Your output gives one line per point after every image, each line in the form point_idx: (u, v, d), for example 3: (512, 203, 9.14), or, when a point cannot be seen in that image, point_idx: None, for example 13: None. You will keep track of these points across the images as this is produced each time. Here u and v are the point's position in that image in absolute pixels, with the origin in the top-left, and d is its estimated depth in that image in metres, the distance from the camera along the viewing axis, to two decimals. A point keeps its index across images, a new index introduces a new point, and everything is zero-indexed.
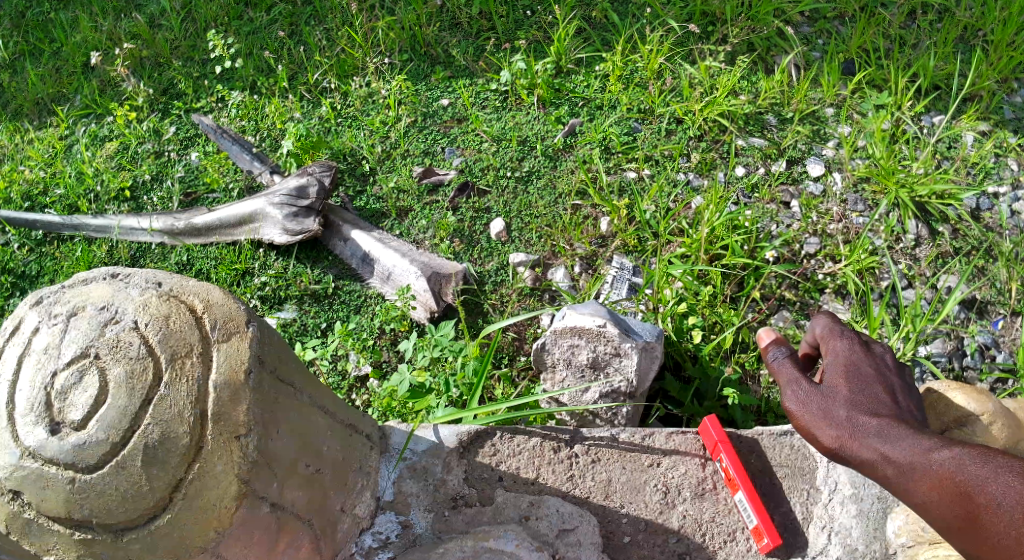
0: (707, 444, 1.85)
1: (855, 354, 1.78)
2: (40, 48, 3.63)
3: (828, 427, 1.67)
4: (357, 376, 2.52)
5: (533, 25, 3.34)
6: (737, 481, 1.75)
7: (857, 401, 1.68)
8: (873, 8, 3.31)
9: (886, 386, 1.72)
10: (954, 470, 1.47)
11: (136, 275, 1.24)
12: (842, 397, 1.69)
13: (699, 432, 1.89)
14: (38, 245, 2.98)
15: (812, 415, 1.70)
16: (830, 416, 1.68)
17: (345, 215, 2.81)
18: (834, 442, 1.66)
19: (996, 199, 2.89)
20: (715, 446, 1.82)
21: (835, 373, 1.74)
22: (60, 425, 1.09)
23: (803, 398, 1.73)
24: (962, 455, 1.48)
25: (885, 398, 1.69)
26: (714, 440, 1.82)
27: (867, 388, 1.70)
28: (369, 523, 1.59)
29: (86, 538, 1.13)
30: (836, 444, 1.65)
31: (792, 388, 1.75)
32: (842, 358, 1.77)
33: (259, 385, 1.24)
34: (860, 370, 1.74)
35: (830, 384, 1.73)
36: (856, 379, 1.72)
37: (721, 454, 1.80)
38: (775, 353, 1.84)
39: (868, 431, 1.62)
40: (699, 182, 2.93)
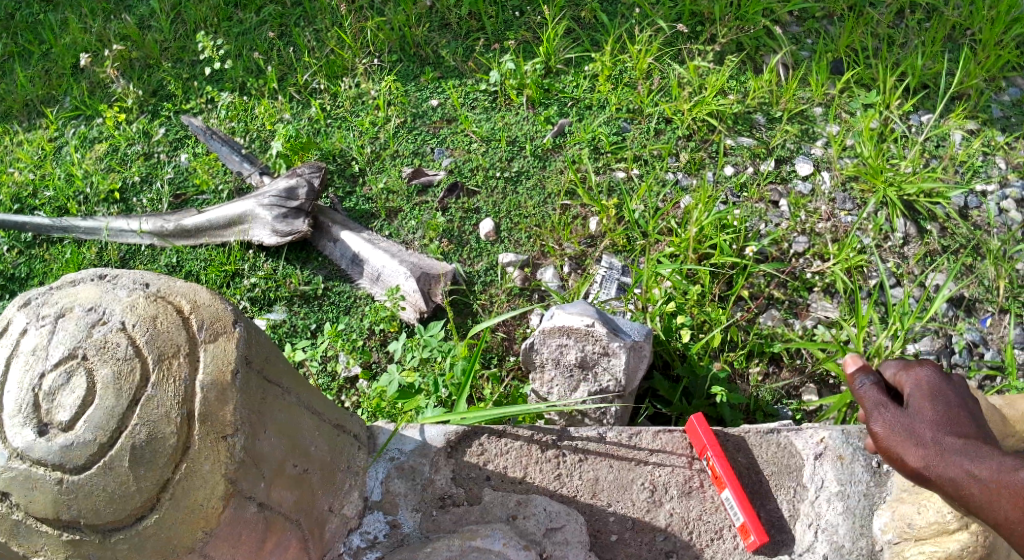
0: (694, 442, 1.87)
1: (940, 374, 1.63)
2: (29, 50, 3.62)
3: (914, 448, 1.54)
4: (347, 376, 2.52)
5: (523, 26, 3.35)
6: (723, 479, 1.77)
7: (943, 419, 1.55)
8: (861, 8, 3.33)
9: (972, 407, 1.59)
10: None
11: (124, 276, 1.25)
12: (927, 417, 1.56)
13: (686, 430, 1.90)
14: (27, 247, 2.98)
15: (898, 436, 1.57)
16: (917, 437, 1.55)
17: (334, 216, 2.81)
18: (920, 463, 1.53)
19: (984, 197, 2.90)
20: (702, 445, 1.84)
21: (919, 393, 1.60)
22: (48, 426, 1.10)
23: (889, 419, 1.60)
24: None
25: (971, 418, 1.56)
26: (701, 439, 1.84)
27: (953, 409, 1.57)
28: (357, 523, 1.60)
29: (74, 539, 1.13)
30: (923, 466, 1.53)
31: (877, 409, 1.62)
32: (928, 378, 1.62)
33: (246, 385, 1.25)
34: (946, 391, 1.60)
35: (916, 404, 1.59)
36: (943, 400, 1.58)
37: (708, 452, 1.81)
38: (862, 377, 1.67)
39: (954, 451, 1.50)
40: (688, 181, 2.94)
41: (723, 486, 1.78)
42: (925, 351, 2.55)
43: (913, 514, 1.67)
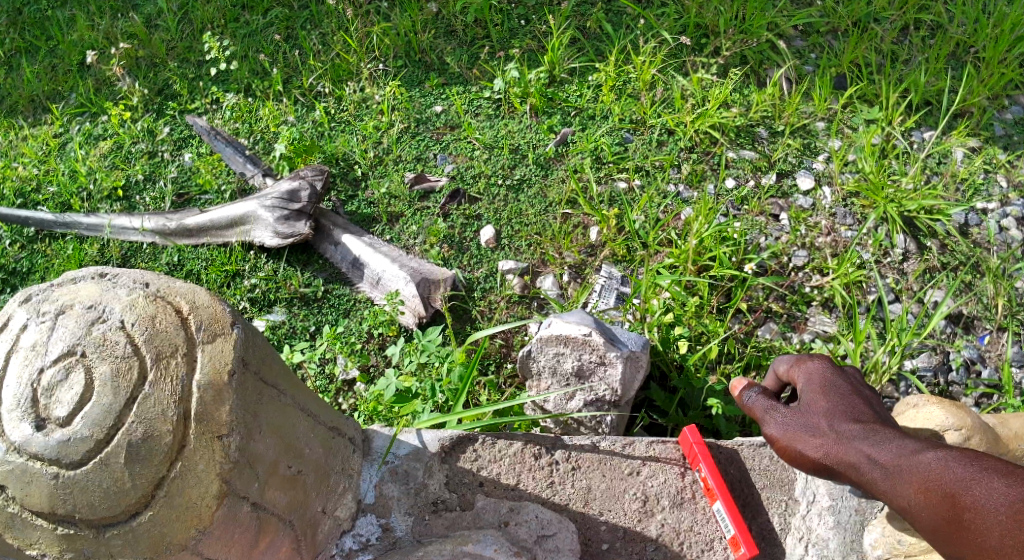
0: (687, 453, 1.88)
1: (830, 371, 1.72)
2: (36, 46, 3.64)
3: (816, 441, 1.61)
4: (345, 379, 2.53)
5: (528, 34, 3.38)
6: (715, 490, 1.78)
7: (837, 411, 1.63)
8: (865, 24, 3.35)
9: (866, 399, 1.68)
10: (939, 471, 1.41)
11: (124, 275, 1.26)
12: (823, 413, 1.64)
13: (679, 441, 1.91)
14: (30, 243, 2.99)
15: (800, 433, 1.64)
16: (813, 430, 1.63)
17: (336, 219, 2.83)
18: (823, 455, 1.59)
19: (984, 216, 2.92)
20: (694, 456, 1.84)
21: (811, 392, 1.69)
22: (45, 422, 1.10)
23: (788, 419, 1.68)
24: (947, 457, 1.42)
25: (867, 408, 1.64)
26: (693, 448, 1.85)
27: (849, 403, 1.65)
28: (350, 525, 1.60)
29: (69, 533, 1.14)
30: (824, 459, 1.59)
31: (772, 413, 1.71)
32: (816, 375, 1.72)
33: (242, 386, 1.25)
34: (835, 384, 1.69)
35: (808, 401, 1.68)
36: (835, 393, 1.67)
37: (700, 462, 1.82)
38: (748, 386, 1.78)
39: (852, 438, 1.57)
40: (689, 194, 2.95)
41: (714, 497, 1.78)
42: (922, 368, 2.55)
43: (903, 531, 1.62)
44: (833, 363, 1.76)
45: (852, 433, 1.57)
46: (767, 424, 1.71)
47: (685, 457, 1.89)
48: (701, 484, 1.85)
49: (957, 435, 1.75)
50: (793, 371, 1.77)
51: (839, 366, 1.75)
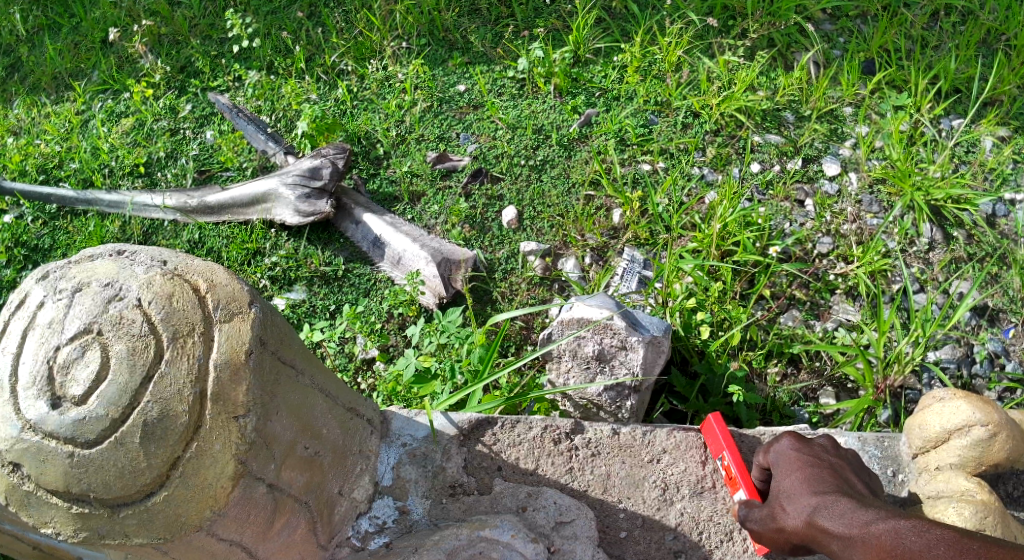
0: (709, 439, 1.83)
1: (794, 448, 1.67)
2: (59, 22, 3.61)
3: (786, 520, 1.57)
4: (364, 358, 2.53)
5: (552, 14, 3.31)
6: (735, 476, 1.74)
7: (794, 487, 1.59)
8: (897, 7, 3.26)
9: (832, 469, 1.63)
10: (892, 542, 1.39)
11: (142, 254, 1.25)
12: (786, 496, 1.59)
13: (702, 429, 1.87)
14: (51, 219, 3.00)
15: (771, 520, 1.60)
16: (777, 513, 1.59)
17: (357, 198, 2.82)
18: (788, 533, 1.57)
19: (1013, 206, 2.85)
20: (717, 441, 1.80)
21: (777, 476, 1.65)
22: (61, 400, 1.09)
23: (762, 510, 1.63)
24: (899, 527, 1.40)
25: (830, 478, 1.59)
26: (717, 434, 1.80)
27: (812, 479, 1.59)
28: (367, 507, 1.58)
29: (83, 512, 1.13)
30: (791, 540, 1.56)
31: (755, 508, 1.65)
32: (780, 457, 1.68)
33: (259, 366, 1.24)
34: (797, 461, 1.64)
35: (775, 486, 1.64)
36: (797, 470, 1.62)
37: (723, 449, 1.78)
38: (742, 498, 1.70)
39: (811, 514, 1.53)
40: (714, 177, 2.90)
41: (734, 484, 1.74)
42: (945, 360, 2.51)
43: None
44: (797, 436, 1.71)
45: (807, 509, 1.54)
46: (746, 524, 1.66)
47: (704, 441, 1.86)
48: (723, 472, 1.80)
49: (983, 430, 1.72)
50: (767, 458, 1.71)
51: (800, 441, 1.70)
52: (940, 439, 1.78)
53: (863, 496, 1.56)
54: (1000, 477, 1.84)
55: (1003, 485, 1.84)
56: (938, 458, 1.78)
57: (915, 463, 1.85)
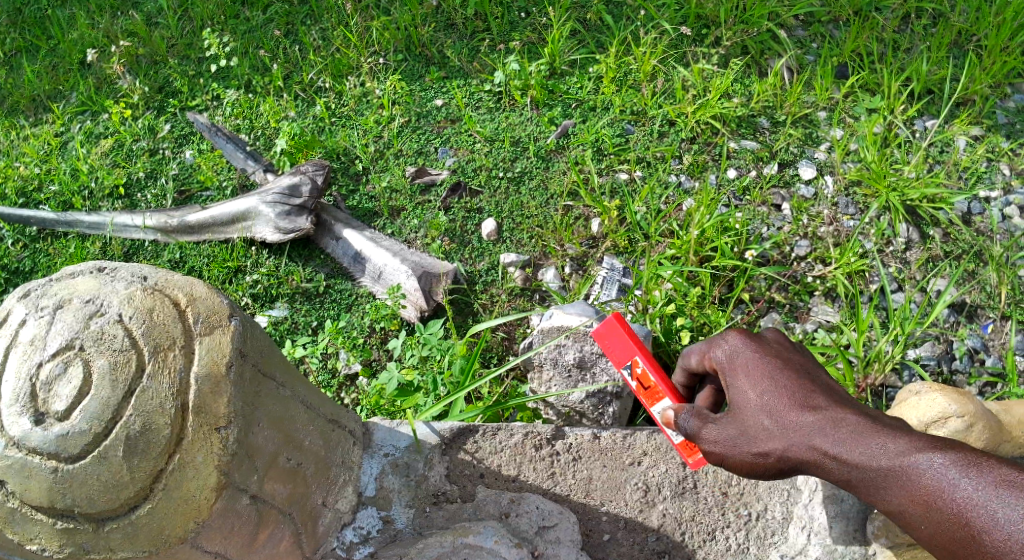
0: (612, 345, 1.70)
1: (755, 349, 1.43)
2: (36, 45, 3.62)
3: (771, 443, 1.34)
4: (347, 374, 2.54)
5: (528, 27, 3.35)
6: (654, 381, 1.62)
7: (775, 401, 1.36)
8: (867, 12, 3.32)
9: (802, 370, 1.41)
10: (938, 482, 1.19)
11: (122, 270, 1.26)
12: (762, 410, 1.36)
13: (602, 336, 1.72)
14: (32, 242, 3.00)
15: (744, 439, 1.37)
16: (757, 435, 1.35)
17: (337, 214, 2.84)
18: (773, 457, 1.34)
19: (988, 204, 2.90)
20: (626, 345, 1.67)
21: (742, 383, 1.41)
22: (44, 416, 1.10)
23: (730, 426, 1.39)
24: (943, 463, 1.20)
25: (810, 384, 1.38)
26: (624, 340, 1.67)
27: (795, 389, 1.36)
28: (351, 518, 1.60)
29: (69, 527, 1.14)
30: (774, 465, 1.34)
31: (716, 423, 1.41)
32: (739, 360, 1.44)
33: (240, 377, 1.25)
34: (761, 365, 1.41)
35: (743, 398, 1.39)
36: (769, 379, 1.38)
37: (635, 353, 1.65)
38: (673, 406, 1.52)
39: (811, 437, 1.30)
40: (690, 184, 2.94)
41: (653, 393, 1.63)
42: (925, 357, 2.55)
43: None
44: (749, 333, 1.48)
45: (806, 432, 1.31)
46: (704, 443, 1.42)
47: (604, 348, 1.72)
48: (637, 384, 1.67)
49: (960, 421, 1.74)
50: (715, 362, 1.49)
51: (753, 338, 1.47)
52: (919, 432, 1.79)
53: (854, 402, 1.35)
54: None
55: None
56: None
57: None
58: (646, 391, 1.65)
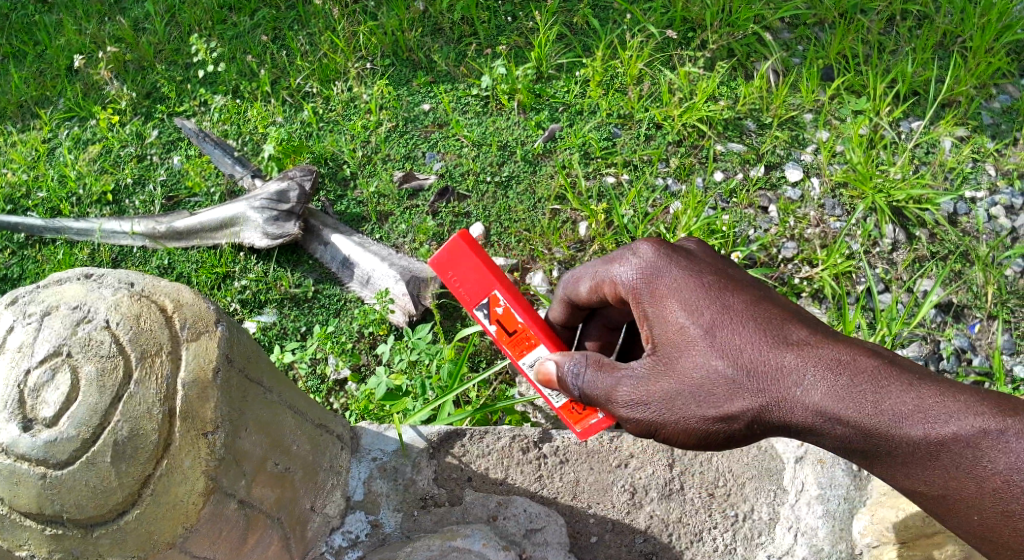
0: (460, 273, 1.60)
1: (690, 277, 1.39)
2: (23, 50, 3.60)
3: (743, 402, 1.31)
4: (336, 379, 2.54)
5: (515, 31, 3.37)
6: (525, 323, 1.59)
7: (738, 348, 1.33)
8: (852, 15, 3.35)
9: (728, 289, 1.40)
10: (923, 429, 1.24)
11: (109, 276, 1.26)
12: (724, 356, 1.32)
13: (444, 259, 1.60)
14: (20, 248, 2.99)
15: (707, 402, 1.32)
16: (722, 382, 1.31)
17: (326, 219, 2.84)
18: (740, 416, 1.32)
19: (973, 204, 2.93)
20: (480, 274, 1.59)
21: (683, 326, 1.35)
22: (32, 422, 1.10)
23: (683, 380, 1.33)
24: (923, 406, 1.24)
25: (764, 322, 1.36)
26: (480, 271, 1.58)
27: (752, 330, 1.35)
28: (339, 522, 1.60)
29: (57, 533, 1.15)
30: (744, 424, 1.32)
31: (664, 380, 1.35)
32: (670, 301, 1.38)
33: (226, 383, 1.26)
34: (699, 292, 1.37)
35: (690, 333, 1.35)
36: (716, 311, 1.35)
37: (495, 285, 1.59)
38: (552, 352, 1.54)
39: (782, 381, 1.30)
40: (678, 187, 2.96)
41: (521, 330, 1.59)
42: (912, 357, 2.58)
43: (892, 518, 1.67)
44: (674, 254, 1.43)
45: (789, 386, 1.30)
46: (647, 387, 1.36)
47: (447, 277, 1.61)
48: (496, 321, 1.61)
49: None
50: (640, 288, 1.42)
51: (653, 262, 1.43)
52: None
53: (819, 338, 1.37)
54: None
55: None
56: None
57: None
58: (511, 327, 1.60)
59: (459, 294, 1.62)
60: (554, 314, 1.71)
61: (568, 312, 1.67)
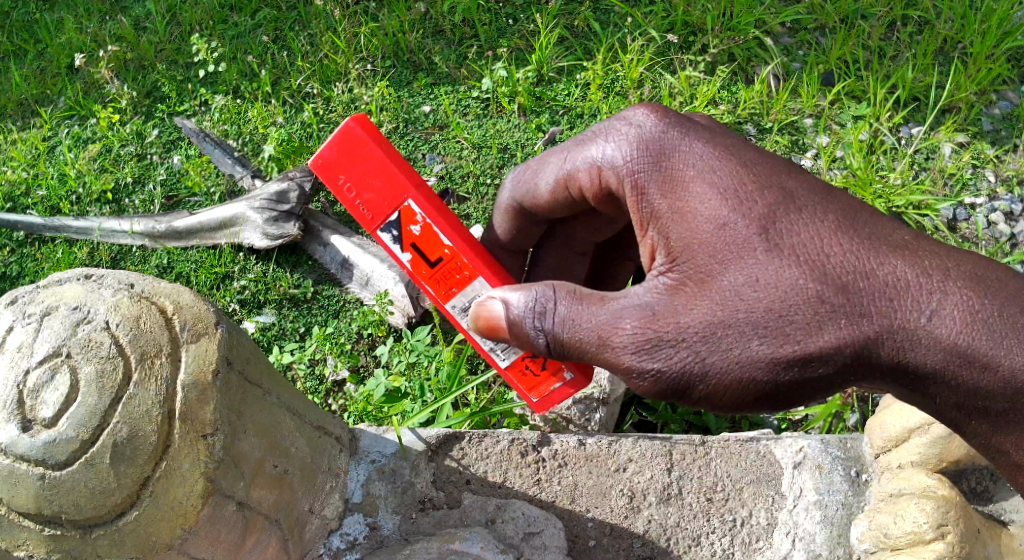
0: (359, 172, 1.52)
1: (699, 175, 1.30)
2: (23, 49, 3.59)
3: (829, 333, 1.18)
4: (335, 380, 2.54)
5: (516, 33, 3.37)
6: (443, 239, 1.53)
7: (811, 259, 1.21)
8: (853, 20, 3.34)
9: (754, 183, 1.27)
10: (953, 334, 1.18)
11: (110, 277, 1.25)
12: (798, 266, 1.21)
13: (336, 152, 1.52)
14: (19, 246, 2.99)
15: (778, 338, 1.19)
16: (747, 304, 1.21)
17: (325, 220, 2.82)
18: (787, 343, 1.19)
19: (973, 210, 2.95)
20: (385, 174, 1.51)
21: (733, 230, 1.24)
22: (31, 423, 1.10)
23: (747, 304, 1.20)
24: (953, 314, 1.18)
25: (834, 224, 1.24)
26: (381, 162, 1.51)
27: (827, 233, 1.23)
28: (338, 524, 1.61)
29: (55, 534, 1.14)
30: (817, 364, 1.19)
31: (722, 305, 1.21)
32: (710, 198, 1.27)
33: (226, 385, 1.26)
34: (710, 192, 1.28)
35: (706, 246, 1.25)
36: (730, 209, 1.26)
37: (407, 190, 1.52)
38: (492, 293, 1.43)
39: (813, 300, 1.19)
40: None
41: (437, 248, 1.54)
42: None
43: (890, 524, 1.67)
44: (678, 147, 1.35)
45: (849, 319, 1.18)
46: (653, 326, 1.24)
47: (342, 178, 1.53)
48: (412, 230, 1.54)
49: (942, 427, 1.75)
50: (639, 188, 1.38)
51: (662, 151, 1.35)
52: (901, 437, 1.81)
53: (916, 245, 1.24)
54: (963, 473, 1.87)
55: (966, 481, 1.86)
56: (899, 456, 1.80)
57: (878, 463, 1.84)
58: (425, 243, 1.55)
59: (357, 200, 1.55)
60: (498, 231, 1.78)
61: (514, 224, 1.75)
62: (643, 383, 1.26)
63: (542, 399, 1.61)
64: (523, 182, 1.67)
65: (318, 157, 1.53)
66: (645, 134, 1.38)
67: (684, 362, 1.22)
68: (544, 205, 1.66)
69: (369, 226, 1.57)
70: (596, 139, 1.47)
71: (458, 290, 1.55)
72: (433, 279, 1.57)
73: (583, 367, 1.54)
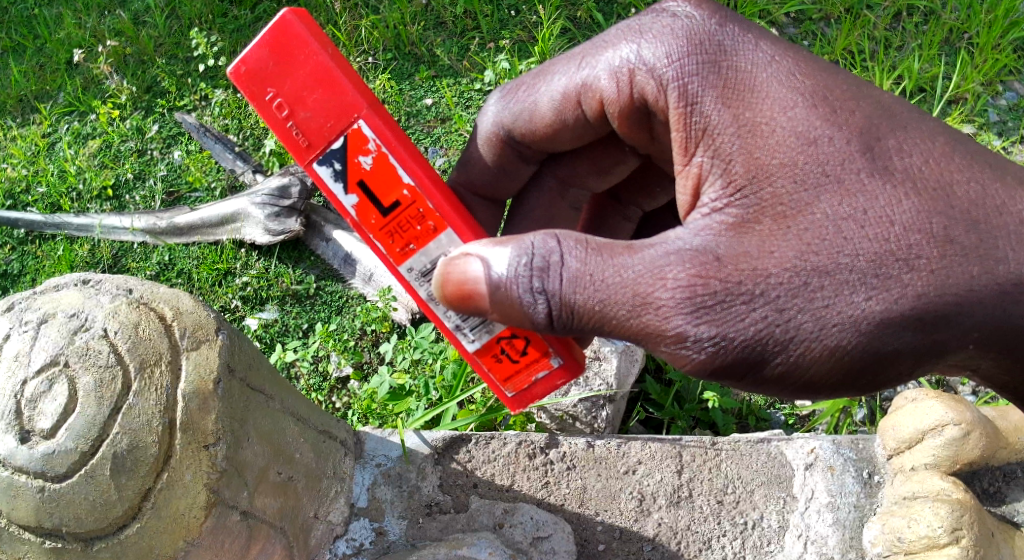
0: (297, 83, 1.31)
1: (746, 108, 1.21)
2: (22, 44, 3.56)
3: (952, 294, 1.14)
4: (339, 377, 2.52)
5: (518, 24, 3.32)
6: (401, 177, 1.36)
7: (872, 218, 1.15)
8: (859, 10, 3.29)
9: (808, 114, 1.19)
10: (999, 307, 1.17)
11: (108, 281, 1.22)
12: (915, 196, 1.16)
13: (270, 54, 1.30)
14: (20, 244, 2.97)
15: (889, 288, 1.13)
16: (811, 259, 1.13)
17: (328, 215, 2.77)
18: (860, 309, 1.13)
19: None
20: (329, 87, 1.31)
21: (826, 146, 1.17)
22: (29, 434, 1.08)
23: (851, 243, 1.14)
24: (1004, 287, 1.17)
25: (889, 168, 1.17)
26: (325, 72, 1.31)
27: (937, 158, 1.20)
28: (343, 530, 1.59)
29: (56, 547, 1.12)
30: (887, 332, 1.13)
31: (816, 247, 1.14)
32: (794, 113, 1.19)
33: (227, 394, 1.23)
34: (761, 128, 1.20)
35: (766, 189, 1.17)
36: (787, 146, 1.18)
37: (358, 112, 1.32)
38: (459, 256, 1.30)
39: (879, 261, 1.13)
40: None
41: (393, 190, 1.36)
42: None
43: (903, 528, 1.63)
44: (714, 72, 1.25)
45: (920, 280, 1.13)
46: (709, 281, 1.14)
47: (273, 91, 1.32)
48: (361, 164, 1.35)
49: (956, 429, 1.72)
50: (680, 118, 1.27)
51: (720, 54, 1.26)
52: (914, 439, 1.77)
53: None
54: (975, 473, 1.84)
55: (978, 482, 1.83)
56: (912, 458, 1.77)
57: (891, 465, 1.81)
58: (377, 182, 1.36)
59: (289, 119, 1.33)
60: (481, 157, 1.65)
61: (501, 152, 1.63)
62: (695, 354, 1.17)
63: (518, 394, 1.48)
64: (516, 101, 1.55)
65: (242, 61, 1.31)
66: (698, 32, 1.29)
67: (768, 321, 1.14)
68: (541, 126, 1.55)
69: (303, 156, 1.35)
70: (627, 39, 1.37)
71: (415, 247, 1.38)
72: (383, 230, 1.38)
73: (569, 351, 1.44)
